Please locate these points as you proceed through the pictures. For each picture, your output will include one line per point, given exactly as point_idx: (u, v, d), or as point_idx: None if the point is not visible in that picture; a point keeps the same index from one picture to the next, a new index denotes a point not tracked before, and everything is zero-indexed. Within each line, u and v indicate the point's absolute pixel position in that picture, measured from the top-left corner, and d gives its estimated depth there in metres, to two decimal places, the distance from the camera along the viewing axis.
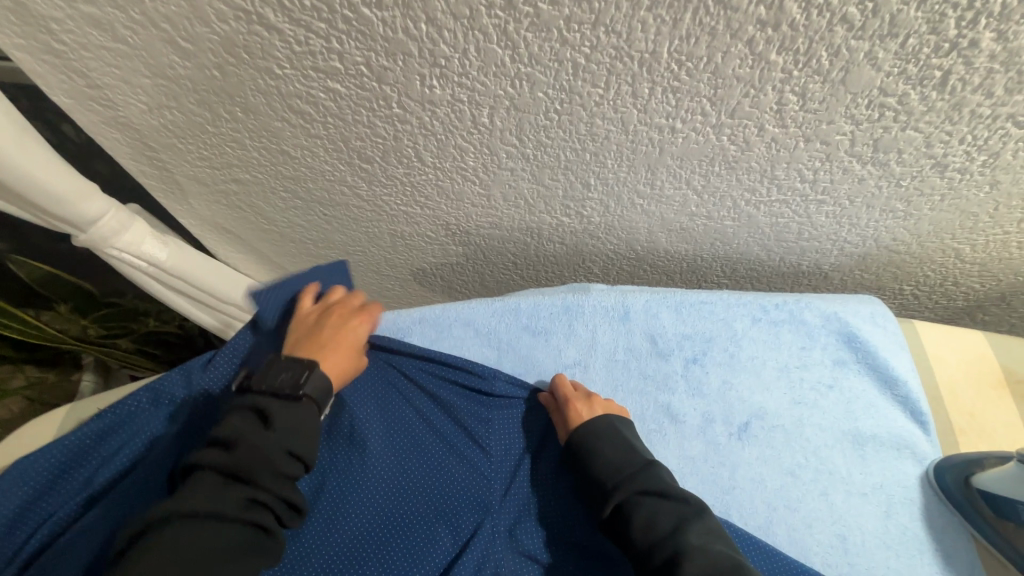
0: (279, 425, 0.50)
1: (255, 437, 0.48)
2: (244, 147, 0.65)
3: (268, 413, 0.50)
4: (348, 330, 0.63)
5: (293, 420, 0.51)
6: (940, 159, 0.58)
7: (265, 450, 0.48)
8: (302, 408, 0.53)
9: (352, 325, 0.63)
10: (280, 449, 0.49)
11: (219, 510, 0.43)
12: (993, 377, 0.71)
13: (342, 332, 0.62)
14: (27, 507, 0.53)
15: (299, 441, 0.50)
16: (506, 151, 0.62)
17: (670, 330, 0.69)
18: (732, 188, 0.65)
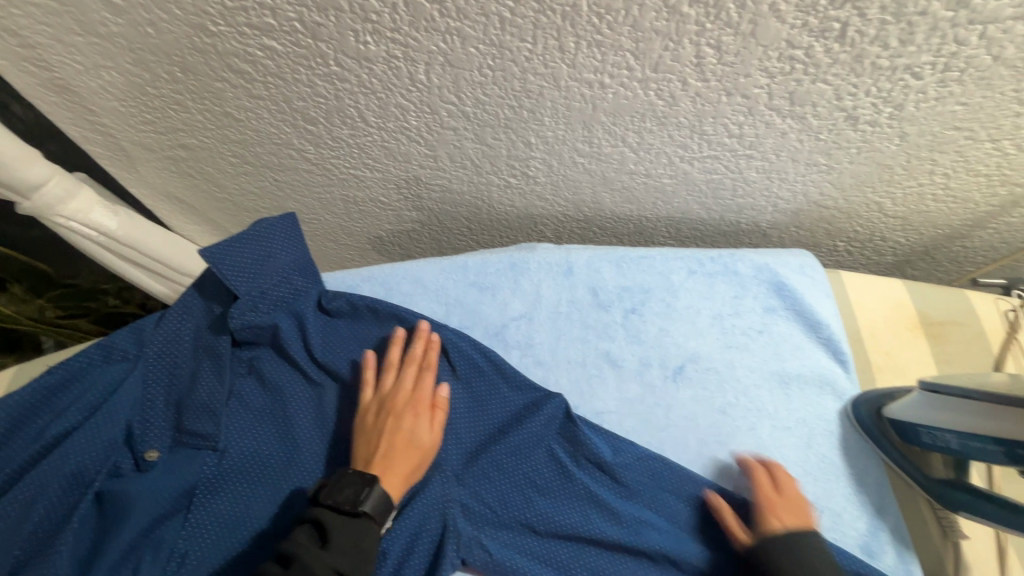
0: (333, 544, 0.48)
1: (308, 554, 0.47)
2: (187, 110, 0.66)
3: (325, 530, 0.49)
4: (411, 427, 0.59)
5: (348, 539, 0.49)
6: (852, 111, 0.62)
7: (314, 569, 0.46)
8: (360, 529, 0.50)
9: (419, 422, 0.59)
10: (329, 571, 0.47)
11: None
12: (909, 320, 0.77)
13: (402, 427, 0.58)
14: None
15: (349, 563, 0.48)
16: (446, 110, 0.64)
17: (611, 283, 0.72)
18: (665, 145, 0.69)
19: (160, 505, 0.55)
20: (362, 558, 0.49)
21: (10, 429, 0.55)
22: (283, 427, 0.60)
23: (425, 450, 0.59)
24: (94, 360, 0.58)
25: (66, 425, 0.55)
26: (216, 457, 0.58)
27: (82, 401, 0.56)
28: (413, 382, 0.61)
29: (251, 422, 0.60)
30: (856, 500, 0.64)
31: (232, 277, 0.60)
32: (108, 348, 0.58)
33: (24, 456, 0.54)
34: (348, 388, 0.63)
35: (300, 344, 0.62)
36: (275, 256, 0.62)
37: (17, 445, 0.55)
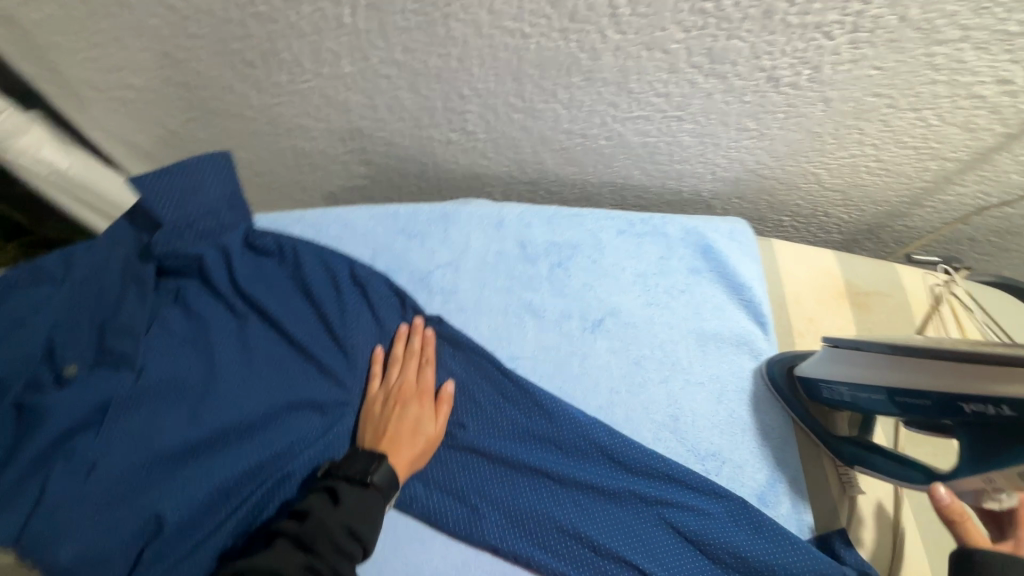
0: (346, 507, 0.52)
1: (323, 514, 0.52)
2: (129, 47, 0.68)
3: (338, 493, 0.53)
4: (415, 417, 0.61)
5: (361, 504, 0.53)
6: (771, 72, 0.63)
7: (328, 527, 0.51)
8: (369, 497, 0.54)
9: (424, 412, 0.62)
10: (341, 528, 0.51)
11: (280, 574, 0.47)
12: (834, 289, 0.78)
13: (405, 416, 0.61)
14: None
15: (362, 526, 0.52)
16: (377, 56, 0.66)
17: (539, 238, 0.74)
18: (595, 102, 0.70)
19: (76, 416, 0.57)
20: (371, 521, 0.53)
21: None
22: (203, 353, 0.63)
23: (427, 439, 0.61)
24: (21, 279, 0.60)
25: None
26: (133, 377, 0.60)
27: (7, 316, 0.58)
28: (415, 376, 0.64)
29: (174, 347, 0.63)
30: (760, 453, 0.66)
31: (159, 204, 0.62)
32: (35, 268, 0.60)
33: None
34: (267, 319, 0.65)
35: (224, 276, 0.65)
36: (203, 188, 0.64)
37: None
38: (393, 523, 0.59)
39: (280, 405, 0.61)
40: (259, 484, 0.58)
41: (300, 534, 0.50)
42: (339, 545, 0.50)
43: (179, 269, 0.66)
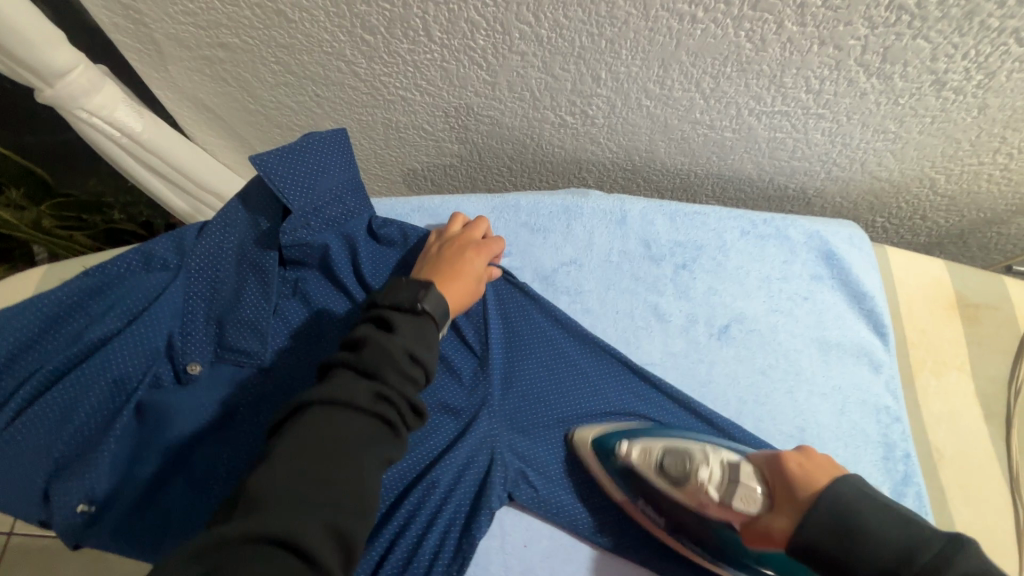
0: (402, 333, 0.50)
1: (379, 340, 0.49)
2: (236, 2, 0.60)
3: (390, 323, 0.51)
4: (469, 262, 0.61)
5: (414, 330, 0.52)
6: (941, 75, 0.60)
7: (389, 351, 0.49)
8: (422, 321, 0.53)
9: (477, 262, 0.61)
10: (402, 354, 0.49)
11: (351, 400, 0.45)
12: (945, 300, 0.79)
13: (462, 259, 0.60)
14: (26, 348, 0.52)
15: (421, 349, 0.50)
16: (520, 31, 0.60)
17: (664, 236, 0.72)
18: (739, 94, 0.66)
19: (201, 417, 0.56)
20: (429, 347, 0.52)
21: (40, 334, 0.52)
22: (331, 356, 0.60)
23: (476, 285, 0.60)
24: (133, 266, 0.56)
25: (104, 331, 0.54)
26: (260, 375, 0.58)
27: (117, 308, 0.54)
28: (480, 236, 0.64)
29: (302, 346, 0.60)
30: (883, 467, 0.67)
31: (284, 188, 0.57)
32: (148, 256, 0.56)
33: (61, 359, 0.52)
34: None
35: (349, 268, 0.62)
36: (330, 171, 0.59)
37: (49, 349, 0.53)
38: (538, 534, 0.58)
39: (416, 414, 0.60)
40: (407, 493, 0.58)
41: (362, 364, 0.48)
42: (404, 367, 0.48)
43: (300, 259, 0.60)
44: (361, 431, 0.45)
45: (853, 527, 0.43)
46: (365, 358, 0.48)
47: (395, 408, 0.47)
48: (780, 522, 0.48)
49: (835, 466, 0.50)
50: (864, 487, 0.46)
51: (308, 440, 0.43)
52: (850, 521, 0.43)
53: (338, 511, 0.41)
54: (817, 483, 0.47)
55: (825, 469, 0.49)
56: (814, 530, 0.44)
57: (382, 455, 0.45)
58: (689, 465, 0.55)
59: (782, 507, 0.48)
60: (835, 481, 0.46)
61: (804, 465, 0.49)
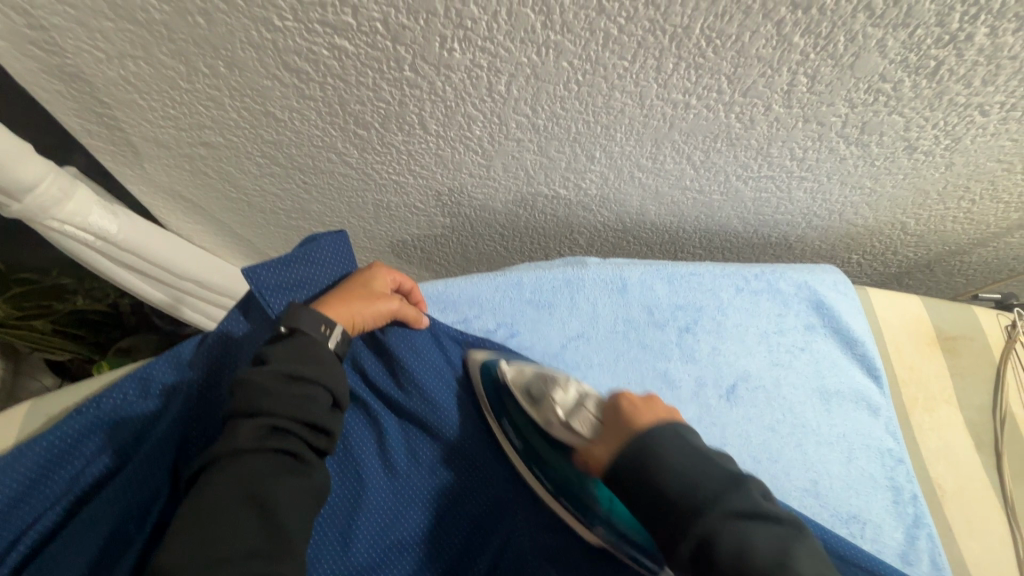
0: (276, 358, 0.48)
1: (249, 375, 0.47)
2: (221, 106, 0.58)
3: (263, 354, 0.49)
4: (365, 280, 0.60)
5: (290, 351, 0.49)
6: (913, 142, 0.64)
7: (259, 382, 0.46)
8: (294, 340, 0.50)
9: (372, 278, 0.60)
10: (279, 377, 0.47)
11: (237, 445, 0.44)
12: (927, 336, 0.83)
13: (357, 278, 0.60)
14: (15, 506, 0.48)
15: (302, 365, 0.48)
16: (516, 121, 0.60)
17: (665, 301, 0.72)
18: (727, 164, 0.68)
19: None
20: (311, 360, 0.49)
21: (25, 490, 0.48)
22: (362, 458, 0.56)
23: (367, 292, 0.58)
24: (132, 394, 0.53)
25: (102, 473, 0.51)
26: None
27: (120, 447, 0.52)
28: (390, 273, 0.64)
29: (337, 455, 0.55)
30: (894, 510, 0.69)
31: (276, 303, 0.56)
32: (146, 382, 0.54)
33: (53, 513, 0.48)
34: (404, 414, 0.59)
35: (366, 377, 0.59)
36: (322, 276, 0.60)
37: (33, 506, 0.48)
38: None
39: (446, 512, 0.57)
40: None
41: (240, 406, 0.46)
42: (285, 390, 0.46)
43: None
44: (262, 469, 0.43)
45: (650, 473, 0.45)
46: (240, 397, 0.46)
47: (295, 434, 0.46)
48: (600, 452, 0.51)
49: (668, 409, 0.52)
50: (677, 436, 0.47)
51: (202, 502, 0.41)
52: (651, 460, 0.46)
53: (266, 558, 0.40)
54: (637, 424, 0.49)
55: (653, 411, 0.51)
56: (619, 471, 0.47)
57: (297, 489, 0.44)
58: (548, 388, 0.57)
59: (606, 438, 0.51)
60: (656, 426, 0.48)
61: (638, 404, 0.52)
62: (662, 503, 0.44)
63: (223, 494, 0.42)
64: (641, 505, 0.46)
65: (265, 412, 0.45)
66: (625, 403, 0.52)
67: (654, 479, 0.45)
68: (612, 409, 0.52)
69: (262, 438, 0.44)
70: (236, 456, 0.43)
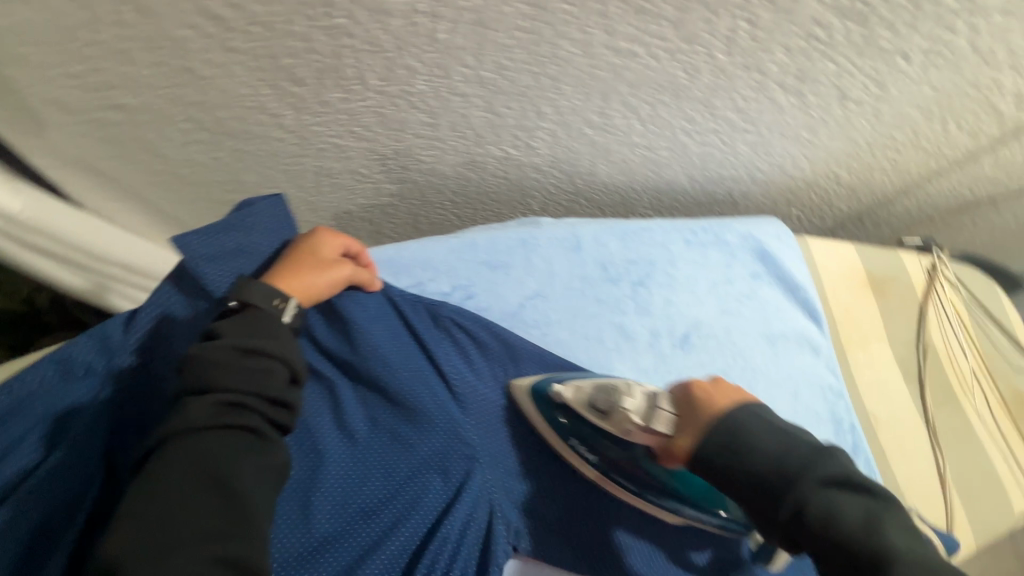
0: (230, 331, 0.46)
1: (201, 351, 0.44)
2: (133, 61, 0.53)
3: (214, 330, 0.46)
4: (308, 245, 0.56)
5: (243, 324, 0.47)
6: (844, 91, 0.66)
7: (215, 359, 0.44)
8: (247, 313, 0.48)
9: (316, 242, 0.57)
10: (235, 351, 0.45)
11: (193, 423, 0.41)
12: (859, 278, 0.88)
13: (299, 245, 0.56)
14: None
15: (257, 339, 0.46)
16: (461, 74, 0.58)
17: (619, 256, 0.73)
18: (673, 117, 0.69)
19: None
20: (268, 333, 0.47)
21: None
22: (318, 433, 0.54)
23: (316, 259, 0.56)
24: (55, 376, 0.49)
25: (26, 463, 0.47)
26: None
27: (44, 432, 0.48)
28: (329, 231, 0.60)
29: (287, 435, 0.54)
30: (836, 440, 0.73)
31: (208, 273, 0.52)
32: (66, 365, 0.50)
33: None
34: (361, 379, 0.57)
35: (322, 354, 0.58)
36: (257, 242, 0.55)
37: None
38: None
39: (409, 471, 0.54)
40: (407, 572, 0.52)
41: (191, 383, 0.43)
42: (242, 364, 0.44)
43: None
44: (224, 448, 0.41)
45: (744, 454, 0.47)
46: (191, 373, 0.44)
47: (255, 410, 0.44)
48: (686, 443, 0.51)
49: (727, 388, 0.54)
50: (756, 415, 0.50)
51: (155, 485, 0.39)
52: (741, 448, 0.48)
53: (222, 540, 0.38)
54: (718, 406, 0.51)
55: (726, 393, 0.53)
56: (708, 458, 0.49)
57: (264, 465, 0.42)
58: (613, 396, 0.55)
59: (690, 426, 0.52)
60: (736, 407, 0.51)
61: (712, 388, 0.54)
62: (760, 486, 0.46)
63: (180, 475, 0.39)
64: (747, 499, 0.47)
65: (221, 389, 0.43)
66: (698, 387, 0.53)
67: (751, 459, 0.47)
68: (684, 395, 0.54)
69: (221, 415, 0.42)
70: (191, 435, 0.41)
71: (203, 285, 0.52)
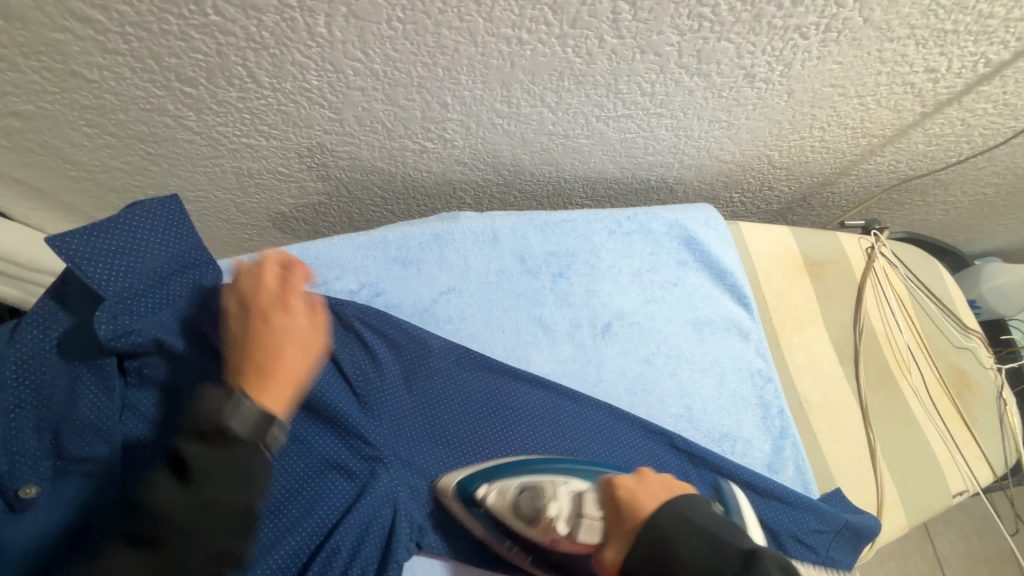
0: (191, 442, 0.44)
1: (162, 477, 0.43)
2: (17, 67, 0.53)
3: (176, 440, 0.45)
4: (281, 323, 0.51)
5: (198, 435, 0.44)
6: (750, 70, 0.66)
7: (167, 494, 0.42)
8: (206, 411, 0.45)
9: (288, 316, 0.52)
10: (189, 481, 0.43)
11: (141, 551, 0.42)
12: (795, 262, 0.86)
13: (271, 327, 0.51)
14: None
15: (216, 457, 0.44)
16: (352, 68, 0.58)
17: (538, 249, 0.72)
18: (582, 104, 0.69)
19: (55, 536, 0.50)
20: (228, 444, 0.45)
21: None
22: None
23: (298, 338, 0.51)
24: None
25: None
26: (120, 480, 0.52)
27: None
28: (277, 275, 0.54)
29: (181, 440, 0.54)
30: (762, 426, 0.73)
31: (90, 272, 0.51)
32: None
33: None
34: None
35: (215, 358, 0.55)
36: (147, 240, 0.54)
37: None
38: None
39: (308, 473, 0.55)
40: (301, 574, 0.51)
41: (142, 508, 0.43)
42: (192, 493, 0.43)
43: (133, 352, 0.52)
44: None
45: (664, 565, 0.45)
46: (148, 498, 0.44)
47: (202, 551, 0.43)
48: (613, 554, 0.50)
49: (654, 483, 0.51)
50: (678, 514, 0.47)
51: None
52: (662, 560, 0.45)
53: None
54: (642, 509, 0.49)
55: (652, 491, 0.50)
56: (636, 574, 0.46)
57: None
58: (538, 502, 0.56)
59: (614, 540, 0.50)
60: (656, 510, 0.47)
61: (635, 487, 0.51)
62: None
63: None
64: None
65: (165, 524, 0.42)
66: (622, 488, 0.51)
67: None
68: (609, 495, 0.52)
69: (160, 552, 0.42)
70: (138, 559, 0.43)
71: (88, 282, 0.51)
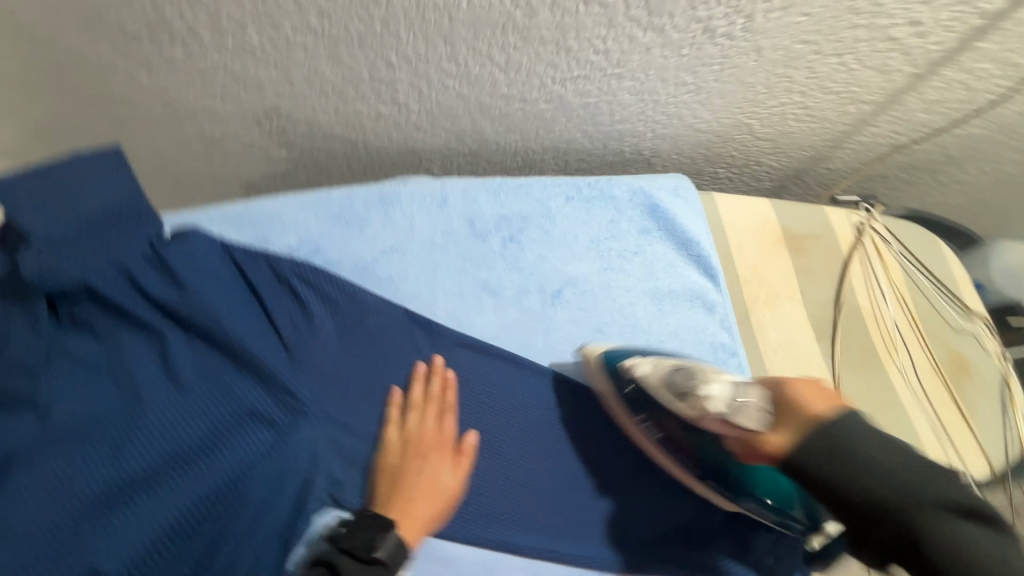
0: None
1: None
2: None
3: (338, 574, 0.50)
4: (434, 471, 0.59)
5: None
6: (708, 23, 0.63)
7: None
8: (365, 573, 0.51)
9: (441, 467, 0.59)
10: None
11: None
12: (774, 235, 0.81)
13: (424, 475, 0.58)
14: None
15: None
16: (289, 22, 0.59)
17: (489, 212, 0.71)
18: (534, 64, 0.67)
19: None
20: None
21: None
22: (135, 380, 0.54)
23: (446, 496, 0.59)
24: None
25: None
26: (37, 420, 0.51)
27: None
28: (434, 423, 0.61)
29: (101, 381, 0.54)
30: None
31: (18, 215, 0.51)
32: None
33: None
34: (191, 330, 0.57)
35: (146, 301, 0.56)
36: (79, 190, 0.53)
37: None
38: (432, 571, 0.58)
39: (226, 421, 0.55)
40: (203, 521, 0.52)
41: None
42: None
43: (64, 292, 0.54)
44: None
45: (848, 456, 0.47)
46: None
47: None
48: (775, 439, 0.52)
49: (839, 394, 0.53)
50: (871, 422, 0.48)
51: None
52: (846, 447, 0.47)
53: None
54: (815, 410, 0.50)
55: (817, 397, 0.52)
56: (806, 449, 0.48)
57: None
58: (697, 379, 0.59)
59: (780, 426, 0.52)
60: (839, 413, 0.50)
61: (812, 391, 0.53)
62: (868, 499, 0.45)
63: None
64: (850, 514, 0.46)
65: None
66: (795, 387, 0.53)
67: (856, 469, 0.46)
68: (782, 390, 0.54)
69: None
70: None
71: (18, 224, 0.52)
